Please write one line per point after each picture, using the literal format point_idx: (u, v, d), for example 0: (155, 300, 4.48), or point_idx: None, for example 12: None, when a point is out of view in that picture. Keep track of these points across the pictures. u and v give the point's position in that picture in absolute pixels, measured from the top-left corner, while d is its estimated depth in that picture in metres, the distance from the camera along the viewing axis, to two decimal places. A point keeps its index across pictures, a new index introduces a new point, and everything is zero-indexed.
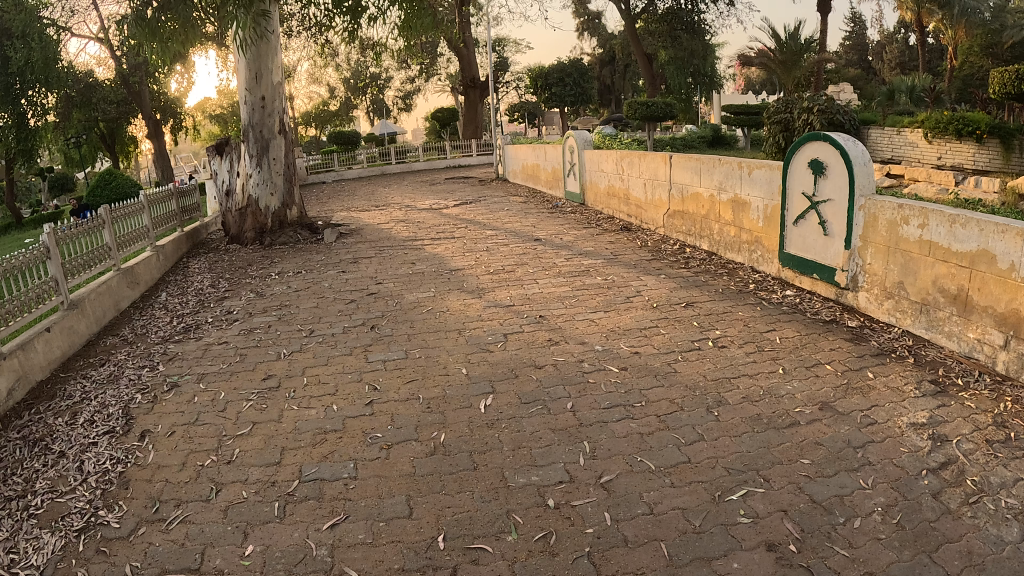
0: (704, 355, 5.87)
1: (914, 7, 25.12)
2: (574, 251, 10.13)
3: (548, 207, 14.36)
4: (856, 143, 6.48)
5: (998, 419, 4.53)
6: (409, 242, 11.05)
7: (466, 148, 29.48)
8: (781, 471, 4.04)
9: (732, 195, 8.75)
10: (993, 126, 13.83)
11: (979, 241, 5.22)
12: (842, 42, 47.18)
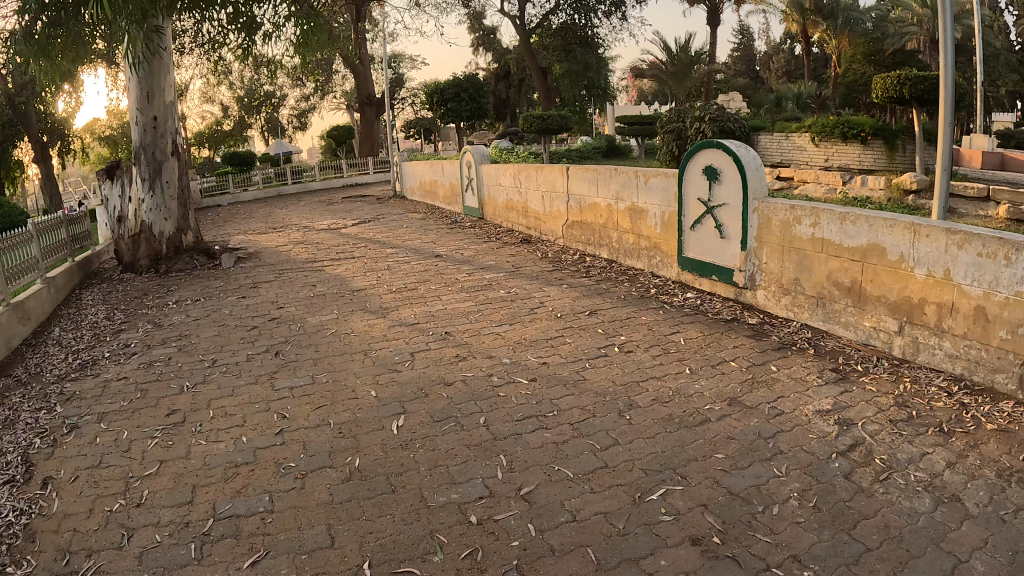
0: (610, 360, 5.90)
1: (799, 19, 27.15)
2: (475, 266, 10.06)
3: (446, 222, 14.32)
4: (748, 150, 6.77)
5: (898, 399, 4.77)
6: (309, 263, 10.77)
7: (362, 166, 29.25)
8: (697, 467, 4.07)
9: (629, 204, 8.96)
10: (877, 128, 15.01)
11: (869, 236, 5.53)
12: (732, 53, 49.65)
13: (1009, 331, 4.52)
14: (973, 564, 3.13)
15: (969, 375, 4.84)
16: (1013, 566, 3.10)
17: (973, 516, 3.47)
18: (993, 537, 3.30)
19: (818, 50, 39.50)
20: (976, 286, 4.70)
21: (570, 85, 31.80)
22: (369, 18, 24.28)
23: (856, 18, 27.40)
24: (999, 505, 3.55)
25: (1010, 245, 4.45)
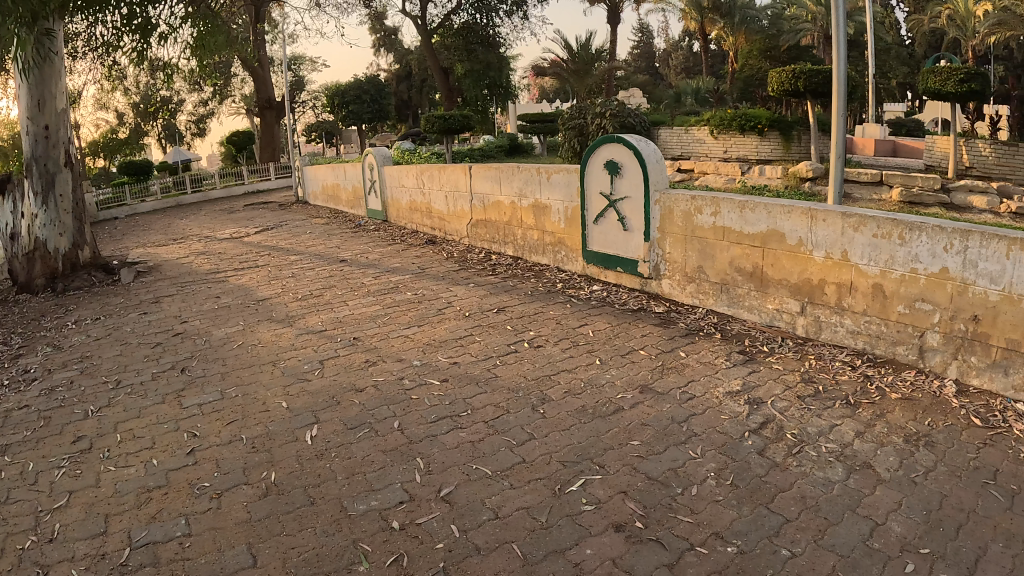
0: (521, 356, 5.08)
1: (699, 17, 28.81)
2: (382, 268, 8.84)
3: (350, 227, 13.78)
4: (647, 142, 6.14)
5: (804, 376, 4.50)
6: (211, 275, 10.25)
7: (264, 172, 28.28)
8: (614, 455, 3.58)
9: (533, 199, 7.78)
10: (773, 121, 15.93)
11: (768, 222, 5.25)
12: (632, 51, 51.11)
13: (906, 306, 4.47)
14: (890, 525, 2.96)
15: (870, 349, 4.73)
16: (930, 525, 2.95)
17: (886, 481, 3.29)
18: (905, 499, 3.14)
19: (715, 47, 40.89)
20: (873, 265, 4.61)
21: (473, 85, 31.69)
22: (269, 19, 23.62)
23: (752, 16, 28.54)
24: (909, 468, 3.39)
25: (904, 224, 4.39)
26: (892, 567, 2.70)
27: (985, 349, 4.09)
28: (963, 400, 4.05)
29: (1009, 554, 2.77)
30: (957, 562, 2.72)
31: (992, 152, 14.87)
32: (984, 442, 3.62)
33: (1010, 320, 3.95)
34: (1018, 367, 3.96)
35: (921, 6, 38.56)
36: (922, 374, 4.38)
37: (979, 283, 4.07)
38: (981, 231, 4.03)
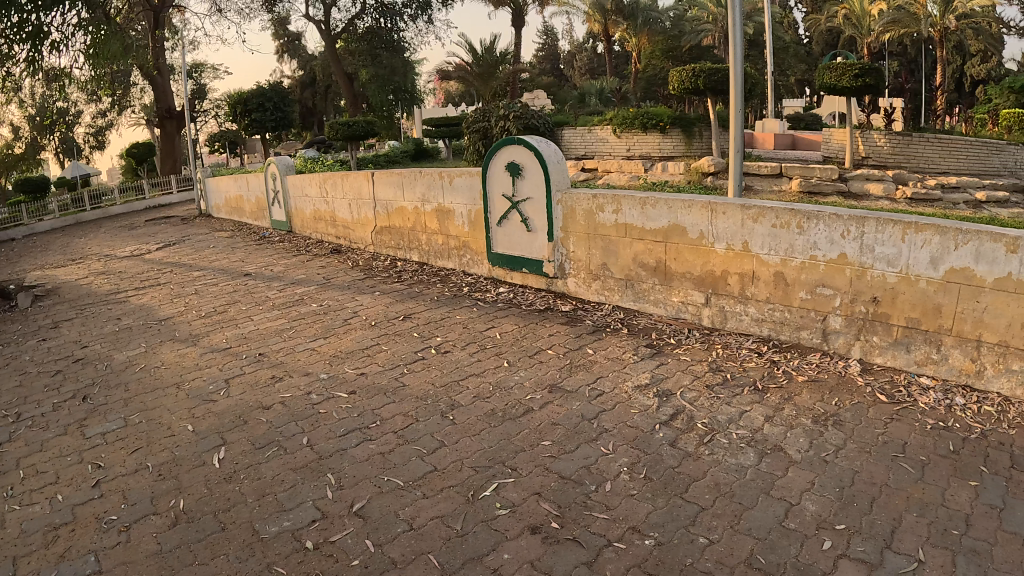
0: (429, 363, 5.01)
1: (602, 20, 27.89)
2: (286, 280, 8.60)
3: (255, 239, 13.29)
4: (548, 141, 6.16)
5: (712, 365, 4.62)
6: (112, 296, 9.68)
7: (165, 186, 26.99)
8: (526, 457, 3.56)
9: (436, 204, 7.71)
10: (675, 118, 16.61)
11: (669, 218, 5.37)
12: (538, 53, 51.81)
13: (808, 292, 4.67)
14: (804, 505, 3.06)
15: (776, 336, 4.91)
16: (843, 502, 3.07)
17: (796, 462, 3.40)
18: (818, 478, 3.26)
19: (619, 48, 41.79)
20: (773, 254, 4.79)
21: (379, 90, 31.19)
22: (166, 24, 22.43)
23: (654, 18, 29.28)
24: (818, 448, 3.52)
25: (802, 213, 4.58)
26: (809, 545, 2.80)
27: (887, 329, 4.33)
28: (869, 378, 4.26)
29: (924, 524, 2.93)
30: (872, 536, 2.85)
31: (885, 142, 15.98)
32: (891, 417, 3.82)
33: (909, 300, 4.19)
34: (918, 344, 4.21)
35: (816, 7, 40.78)
36: (827, 356, 4.59)
37: (876, 266, 4.29)
38: (876, 218, 4.26)
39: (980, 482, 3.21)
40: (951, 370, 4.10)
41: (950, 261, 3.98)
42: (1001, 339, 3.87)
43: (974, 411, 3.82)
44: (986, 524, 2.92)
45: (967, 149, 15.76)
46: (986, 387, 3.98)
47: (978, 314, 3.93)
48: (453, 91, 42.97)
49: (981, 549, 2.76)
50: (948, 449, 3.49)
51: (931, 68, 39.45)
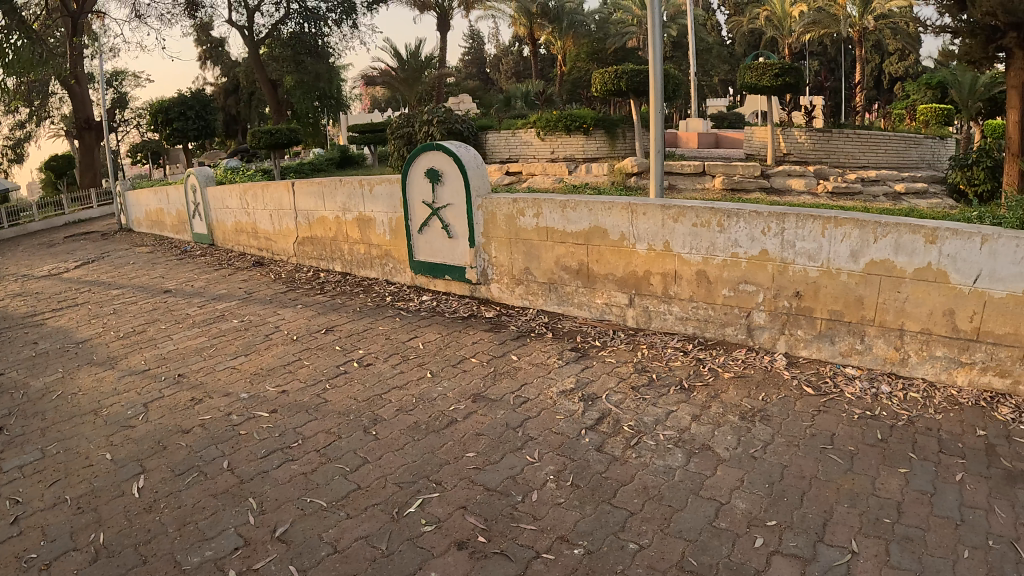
0: (351, 377, 4.84)
1: (527, 23, 28.01)
2: (208, 296, 8.00)
3: (175, 253, 12.68)
4: (467, 147, 6.07)
5: (637, 366, 4.61)
6: (25, 319, 8.52)
7: (86, 200, 25.68)
8: (450, 470, 3.46)
9: (356, 213, 7.52)
10: (598, 120, 16.75)
11: (591, 220, 5.35)
12: (466, 57, 51.84)
13: (731, 289, 4.72)
14: (734, 503, 3.05)
15: (700, 334, 4.95)
16: (773, 497, 3.08)
17: (725, 460, 3.41)
18: (747, 474, 3.27)
19: (544, 51, 42.03)
20: (695, 253, 4.82)
21: (303, 97, 30.43)
22: (85, 29, 21.43)
23: (579, 21, 29.47)
24: (746, 445, 3.54)
25: (722, 211, 4.63)
26: (741, 544, 2.79)
27: (810, 322, 4.43)
28: (795, 371, 4.34)
29: (855, 514, 2.98)
30: (804, 530, 2.87)
31: (806, 139, 16.27)
32: (818, 409, 3.89)
33: (831, 293, 4.30)
34: (842, 335, 4.33)
35: (738, 9, 42.10)
36: (752, 351, 4.65)
37: (798, 261, 4.39)
38: (795, 214, 4.35)
39: (909, 469, 3.29)
40: (876, 359, 4.24)
41: (870, 254, 4.11)
42: (922, 326, 4.03)
43: (899, 399, 3.94)
44: (915, 510, 2.99)
45: (886, 143, 16.41)
46: (911, 373, 4.13)
47: (899, 303, 4.07)
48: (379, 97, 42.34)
49: (914, 536, 2.83)
50: (875, 438, 3.57)
51: (851, 64, 41.40)
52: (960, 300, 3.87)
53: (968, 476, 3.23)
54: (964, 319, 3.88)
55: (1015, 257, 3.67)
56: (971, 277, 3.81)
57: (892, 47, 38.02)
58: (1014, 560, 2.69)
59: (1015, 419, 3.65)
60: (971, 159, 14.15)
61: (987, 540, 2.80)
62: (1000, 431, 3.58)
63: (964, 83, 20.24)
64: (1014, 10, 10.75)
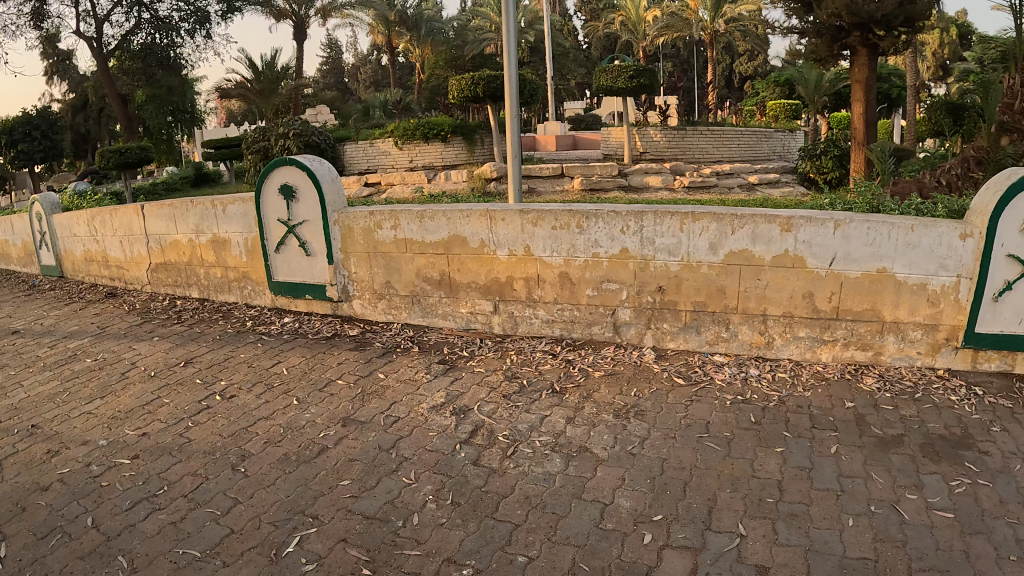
0: (215, 413, 3.93)
1: (386, 30, 28.84)
2: (48, 337, 6.44)
3: (19, 289, 10.93)
4: (321, 161, 5.43)
5: (507, 373, 4.33)
6: None
7: None
8: (326, 501, 3.00)
9: (211, 234, 6.36)
10: (455, 127, 16.72)
11: (449, 229, 4.99)
12: (322, 66, 50.80)
13: (595, 289, 4.69)
14: (618, 503, 2.97)
15: (568, 335, 4.85)
16: (656, 493, 3.03)
17: (605, 461, 3.31)
18: (628, 473, 3.20)
19: (402, 59, 41.28)
20: (555, 255, 4.72)
21: (155, 112, 26.44)
22: None
23: (437, 28, 29.95)
24: (623, 442, 3.48)
25: (581, 213, 4.57)
26: (630, 543, 2.72)
27: (675, 315, 4.55)
28: (663, 363, 4.41)
29: (739, 498, 3.01)
30: (690, 520, 2.85)
31: (661, 137, 16.60)
32: (691, 398, 3.95)
33: (693, 285, 4.45)
34: (707, 325, 4.51)
35: (594, 15, 43.74)
36: (621, 348, 4.67)
37: (657, 257, 4.48)
38: (653, 211, 4.43)
39: (785, 447, 3.41)
40: (742, 345, 4.49)
41: (728, 245, 4.32)
42: (784, 310, 4.34)
43: (768, 380, 4.18)
44: (796, 486, 3.10)
45: (737, 137, 17.09)
46: (777, 355, 4.45)
47: (759, 290, 4.35)
48: (237, 109, 40.66)
49: (798, 512, 2.92)
50: (749, 421, 3.68)
51: (702, 66, 43.16)
52: (817, 282, 4.24)
53: (842, 447, 3.44)
54: (823, 300, 4.27)
55: (866, 239, 4.11)
56: (827, 261, 4.19)
57: (741, 48, 40.24)
58: (896, 521, 2.88)
59: (879, 389, 4.06)
60: (819, 150, 15.26)
61: (868, 506, 2.97)
62: (866, 401, 3.93)
63: (811, 79, 21.54)
64: (858, 10, 11.44)
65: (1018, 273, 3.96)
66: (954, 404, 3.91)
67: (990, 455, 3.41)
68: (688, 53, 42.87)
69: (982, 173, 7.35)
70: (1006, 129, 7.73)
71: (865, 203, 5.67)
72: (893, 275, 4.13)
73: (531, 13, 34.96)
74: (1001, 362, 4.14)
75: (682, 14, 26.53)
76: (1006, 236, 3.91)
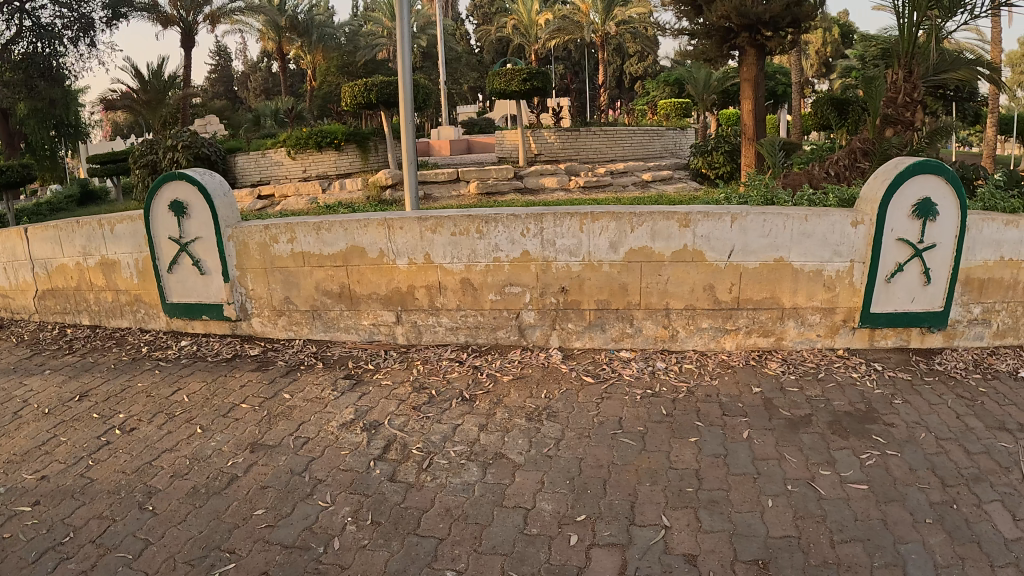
0: (116, 448, 3.67)
1: (276, 37, 27.65)
2: None
3: None
4: (212, 174, 4.84)
5: (416, 385, 4.21)
6: None
7: None
8: (241, 534, 2.87)
9: (99, 256, 5.49)
10: (349, 135, 16.40)
11: (347, 240, 4.64)
12: (209, 75, 48.85)
13: (497, 293, 4.58)
14: (541, 506, 2.96)
15: (473, 341, 4.70)
16: (577, 494, 3.04)
17: (521, 466, 3.30)
18: (547, 475, 3.20)
19: (294, 66, 40.01)
20: (456, 262, 4.55)
21: (36, 126, 23.41)
22: None
23: (329, 34, 29.37)
24: (538, 446, 3.47)
25: (480, 218, 4.45)
26: (557, 546, 2.71)
27: (579, 314, 4.55)
28: (571, 363, 4.41)
29: (659, 490, 3.04)
30: (615, 518, 2.86)
31: (556, 139, 16.62)
32: (602, 396, 3.97)
33: (596, 284, 4.48)
34: (611, 323, 4.55)
35: (486, 19, 44.10)
36: (527, 351, 4.60)
37: (559, 258, 4.46)
38: (552, 213, 4.40)
39: (699, 437, 3.48)
40: (646, 340, 4.57)
41: (628, 243, 4.38)
42: (685, 303, 4.46)
43: (675, 372, 4.27)
44: (713, 474, 3.16)
45: (630, 137, 17.58)
46: (682, 347, 4.56)
47: (661, 285, 4.44)
48: (116, 122, 38.39)
49: (718, 498, 2.97)
50: (661, 414, 3.74)
51: (593, 68, 43.98)
52: (717, 275, 4.38)
53: (754, 431, 3.53)
54: (724, 291, 4.42)
55: (762, 231, 4.29)
56: (725, 254, 4.34)
57: (632, 50, 41.14)
58: (813, 497, 2.98)
59: (783, 372, 4.22)
60: (710, 146, 15.87)
61: (785, 486, 3.06)
62: (772, 385, 4.06)
63: (699, 79, 22.00)
64: (746, 13, 11.90)
65: (907, 256, 4.26)
66: (856, 380, 4.11)
67: (896, 427, 3.58)
68: (580, 55, 43.61)
69: (869, 164, 7.87)
70: (890, 121, 8.08)
71: (759, 196, 5.89)
72: (790, 263, 4.34)
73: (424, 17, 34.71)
74: (897, 339, 4.49)
75: (575, 16, 26.98)
76: (895, 221, 4.21)
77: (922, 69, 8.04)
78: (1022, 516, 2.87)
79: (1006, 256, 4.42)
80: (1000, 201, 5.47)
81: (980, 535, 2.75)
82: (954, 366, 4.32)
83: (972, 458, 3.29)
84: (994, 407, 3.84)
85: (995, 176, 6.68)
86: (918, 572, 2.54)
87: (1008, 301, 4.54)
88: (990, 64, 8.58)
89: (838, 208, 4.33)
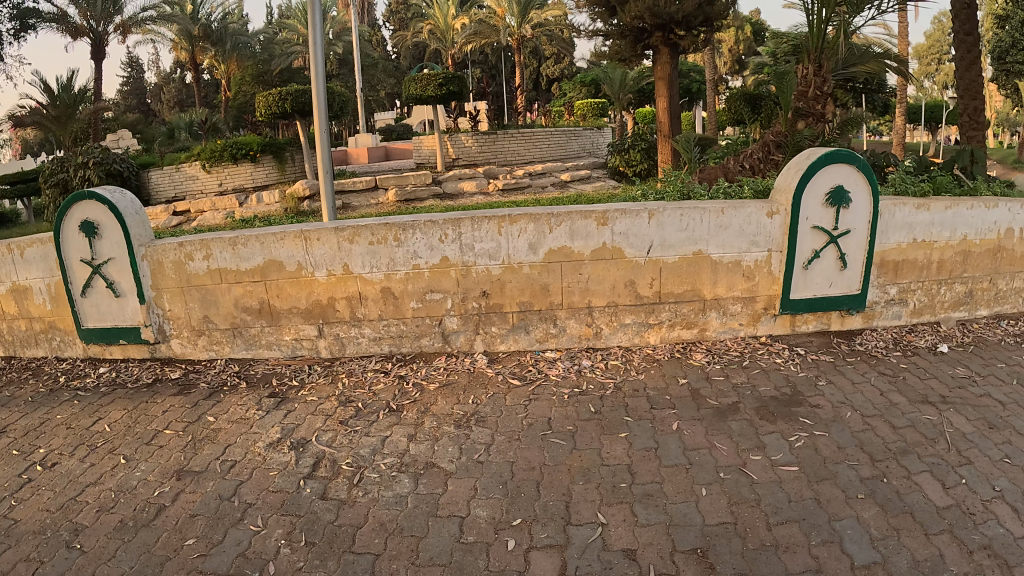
0: (38, 486, 3.49)
1: (189, 46, 26.83)
2: None
3: None
4: (121, 192, 4.67)
5: (341, 399, 4.13)
6: None
7: None
8: (171, 566, 2.76)
9: (10, 283, 5.22)
10: (264, 145, 16.06)
11: (263, 254, 4.51)
12: (120, 88, 47.30)
13: (418, 301, 4.55)
14: (475, 515, 2.94)
15: (397, 351, 4.65)
16: (510, 498, 3.03)
17: (452, 474, 3.28)
18: (479, 482, 3.18)
19: (208, 76, 38.94)
20: (375, 271, 4.49)
21: None
22: None
23: (243, 43, 28.73)
24: (469, 452, 3.46)
25: (396, 226, 4.39)
26: (496, 551, 2.70)
27: (502, 317, 4.55)
28: (497, 367, 4.41)
29: (592, 488, 3.06)
30: (550, 519, 2.87)
31: (472, 143, 16.68)
32: (529, 398, 3.99)
33: (518, 286, 4.49)
34: (535, 323, 4.57)
35: (403, 25, 43.93)
36: (452, 357, 4.58)
37: (479, 263, 4.45)
38: (470, 218, 4.38)
39: (628, 432, 3.52)
40: (571, 338, 4.61)
41: (547, 244, 4.40)
42: (607, 300, 4.52)
43: (601, 369, 4.32)
44: (646, 467, 3.20)
45: (547, 139, 17.81)
46: (606, 344, 4.62)
47: (582, 283, 4.48)
48: (24, 140, 36.81)
49: (652, 491, 3.01)
50: (590, 412, 3.77)
51: (510, 70, 44.19)
52: (637, 270, 4.46)
53: (682, 423, 3.59)
54: (645, 286, 4.50)
55: (680, 225, 4.38)
56: (644, 250, 4.41)
57: (548, 52, 41.38)
58: (746, 483, 3.05)
59: (708, 362, 4.32)
60: (627, 144, 16.08)
61: (717, 474, 3.12)
62: (698, 375, 4.15)
63: (616, 79, 22.34)
64: (659, 12, 12.09)
65: (823, 242, 4.42)
66: (780, 365, 4.24)
67: (821, 408, 3.70)
68: (497, 59, 43.88)
69: (782, 156, 8.13)
70: (802, 114, 8.34)
71: (677, 191, 6.01)
72: (708, 255, 4.44)
73: (339, 24, 34.28)
74: (818, 323, 4.66)
75: (491, 20, 27.08)
76: (809, 210, 4.36)
77: (831, 63, 8.28)
78: (949, 483, 3.01)
79: (917, 238, 4.64)
80: (910, 186, 5.70)
81: (911, 505, 2.86)
82: (874, 346, 4.50)
83: (898, 433, 3.43)
84: (912, 382, 4.01)
85: (904, 163, 6.95)
86: (854, 547, 2.63)
87: (923, 280, 4.76)
88: (896, 57, 8.94)
89: (753, 200, 4.45)
